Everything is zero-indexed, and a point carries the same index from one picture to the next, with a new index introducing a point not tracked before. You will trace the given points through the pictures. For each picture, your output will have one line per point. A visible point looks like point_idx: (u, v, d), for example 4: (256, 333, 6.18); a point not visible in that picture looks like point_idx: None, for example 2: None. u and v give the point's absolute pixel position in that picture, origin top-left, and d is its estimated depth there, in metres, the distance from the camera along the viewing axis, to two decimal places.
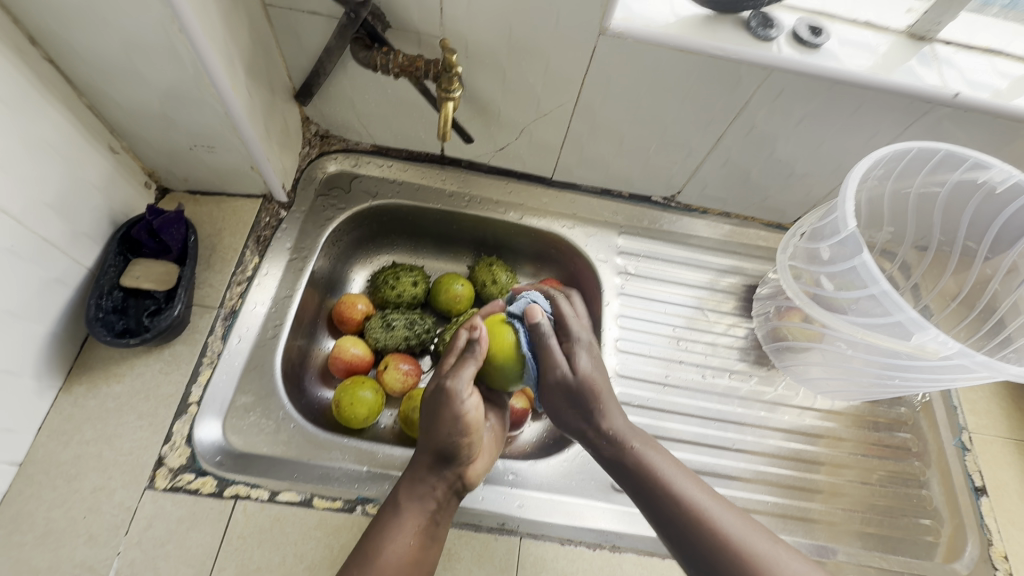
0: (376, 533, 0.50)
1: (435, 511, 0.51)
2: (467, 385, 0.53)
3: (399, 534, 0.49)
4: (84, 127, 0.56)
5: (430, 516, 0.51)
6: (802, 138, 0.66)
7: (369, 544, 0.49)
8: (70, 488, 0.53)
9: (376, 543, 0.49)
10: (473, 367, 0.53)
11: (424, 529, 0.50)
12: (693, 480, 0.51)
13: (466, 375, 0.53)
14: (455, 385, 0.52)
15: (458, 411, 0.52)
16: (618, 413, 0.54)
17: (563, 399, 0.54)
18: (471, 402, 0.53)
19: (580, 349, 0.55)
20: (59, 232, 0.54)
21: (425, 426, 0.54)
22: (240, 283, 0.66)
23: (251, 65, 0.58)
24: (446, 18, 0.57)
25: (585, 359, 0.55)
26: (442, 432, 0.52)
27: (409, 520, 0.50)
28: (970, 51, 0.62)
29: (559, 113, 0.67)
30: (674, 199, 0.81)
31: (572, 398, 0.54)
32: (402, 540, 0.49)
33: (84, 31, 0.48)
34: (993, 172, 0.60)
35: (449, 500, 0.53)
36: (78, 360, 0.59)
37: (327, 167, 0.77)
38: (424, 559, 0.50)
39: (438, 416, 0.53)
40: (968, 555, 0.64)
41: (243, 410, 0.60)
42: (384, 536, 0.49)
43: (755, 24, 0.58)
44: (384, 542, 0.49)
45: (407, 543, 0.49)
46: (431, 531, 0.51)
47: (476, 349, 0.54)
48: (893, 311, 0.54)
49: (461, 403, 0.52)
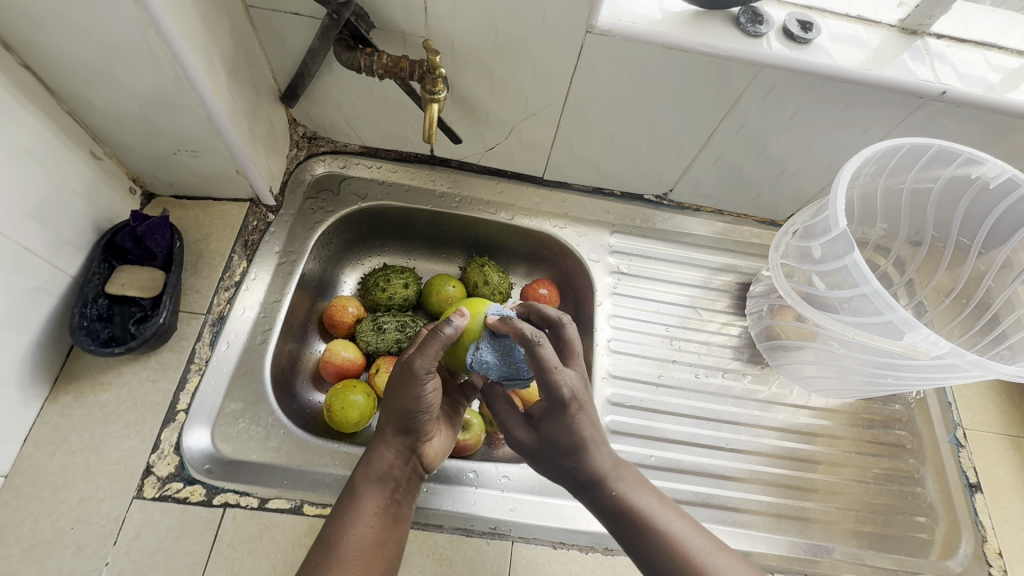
0: (333, 522, 0.48)
1: (394, 491, 0.50)
2: (429, 369, 0.48)
3: (359, 519, 0.48)
4: (64, 133, 0.55)
5: (390, 497, 0.50)
6: (793, 134, 0.65)
7: (328, 532, 0.47)
8: (57, 499, 0.53)
9: (334, 530, 0.47)
10: (435, 348, 0.48)
11: (385, 509, 0.49)
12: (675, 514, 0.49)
13: (433, 355, 0.48)
14: (419, 365, 0.47)
15: (421, 392, 0.48)
16: (601, 449, 0.49)
17: (545, 464, 0.50)
18: (433, 385, 0.49)
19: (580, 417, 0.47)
20: (41, 241, 0.53)
21: (386, 401, 0.51)
22: (227, 288, 0.66)
23: (233, 67, 0.57)
24: (430, 18, 0.56)
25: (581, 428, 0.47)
26: (400, 407, 0.49)
27: (368, 502, 0.49)
28: (964, 44, 0.61)
29: (548, 112, 0.66)
30: (666, 197, 0.80)
31: (550, 460, 0.49)
32: (362, 523, 0.47)
33: (59, 36, 0.47)
34: (985, 168, 0.59)
35: (410, 479, 0.52)
36: (65, 369, 0.59)
37: (314, 169, 0.76)
38: (388, 539, 0.48)
39: (400, 393, 0.49)
40: (963, 552, 0.64)
41: (232, 417, 0.60)
42: (342, 521, 0.48)
43: (745, 20, 0.57)
44: (343, 528, 0.47)
45: (369, 525, 0.48)
46: (394, 512, 0.50)
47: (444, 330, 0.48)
48: (885, 311, 0.53)
49: (424, 386, 0.48)
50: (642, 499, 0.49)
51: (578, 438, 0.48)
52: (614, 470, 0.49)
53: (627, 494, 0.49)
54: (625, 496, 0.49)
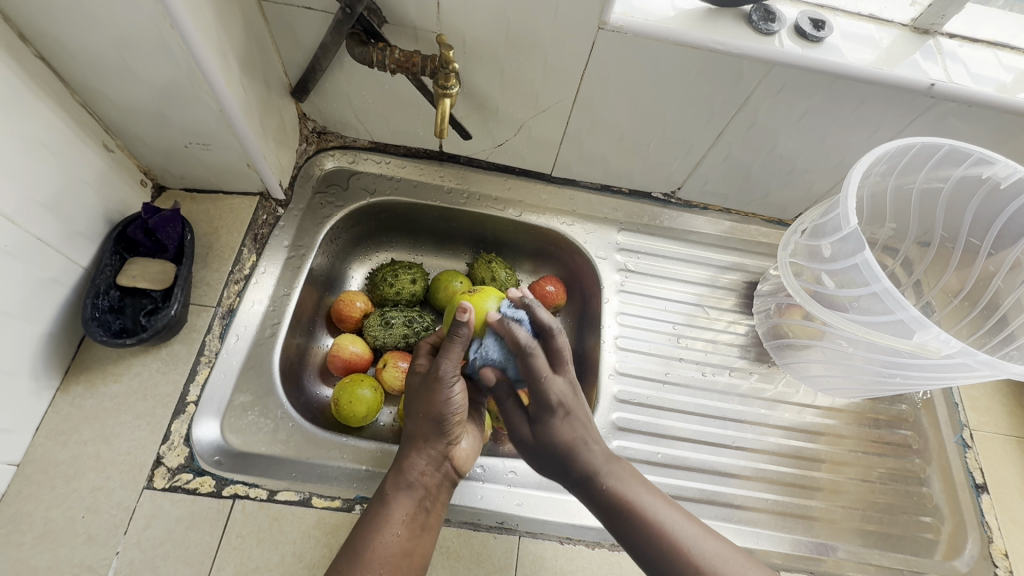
0: (363, 528, 0.48)
1: (424, 499, 0.51)
2: (455, 372, 0.51)
3: (387, 526, 0.48)
4: (77, 125, 0.55)
5: (419, 505, 0.50)
6: (803, 133, 0.65)
7: (357, 539, 0.48)
8: (69, 488, 0.53)
9: (363, 537, 0.48)
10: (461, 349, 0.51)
11: (413, 518, 0.49)
12: (672, 509, 0.51)
13: (457, 358, 0.51)
14: (446, 368, 0.51)
15: (448, 395, 0.51)
16: (594, 446, 0.53)
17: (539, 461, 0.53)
18: (459, 391, 0.52)
19: (560, 422, 0.51)
20: (54, 232, 0.54)
21: (415, 410, 0.53)
22: (237, 281, 0.66)
23: (245, 60, 0.57)
24: (443, 13, 0.57)
25: (562, 429, 0.52)
26: (431, 413, 0.51)
27: (397, 511, 0.49)
28: (975, 44, 0.61)
29: (557, 109, 0.67)
30: (674, 195, 0.80)
31: (546, 456, 0.52)
32: (390, 531, 0.48)
33: (76, 29, 0.47)
34: (997, 168, 0.59)
35: (439, 486, 0.52)
36: (76, 359, 0.59)
37: (324, 164, 0.76)
38: (416, 548, 0.49)
39: (427, 398, 0.52)
40: (968, 552, 0.64)
41: (241, 409, 0.60)
42: (371, 529, 0.48)
43: (757, 17, 0.57)
44: (371, 535, 0.48)
45: (397, 533, 0.48)
46: (422, 520, 0.50)
47: (462, 331, 0.51)
48: (894, 309, 0.53)
49: (452, 388, 0.51)
50: (631, 489, 0.52)
51: (569, 438, 0.52)
52: (605, 464, 0.52)
53: (617, 488, 0.51)
54: (616, 488, 0.51)
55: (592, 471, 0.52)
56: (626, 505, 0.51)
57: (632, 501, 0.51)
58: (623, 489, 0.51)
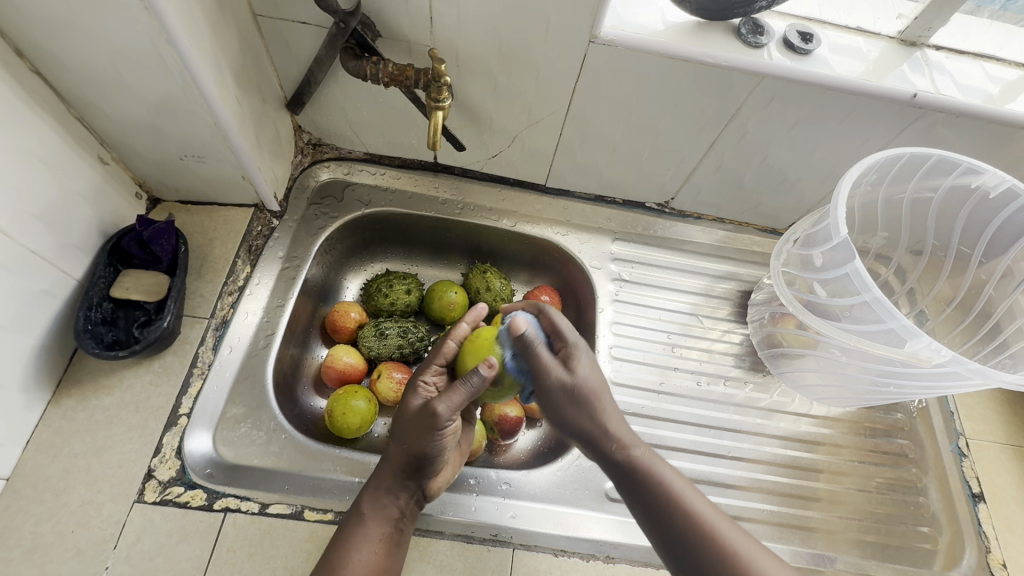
0: (340, 544, 0.49)
1: (399, 521, 0.51)
2: (452, 414, 0.48)
3: (364, 545, 0.48)
4: (73, 139, 0.56)
5: (394, 526, 0.50)
6: (795, 144, 0.66)
7: (333, 556, 0.48)
8: (58, 502, 0.53)
9: (339, 555, 0.48)
10: (463, 395, 0.48)
11: (389, 537, 0.50)
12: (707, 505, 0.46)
13: (457, 404, 0.48)
14: (443, 411, 0.48)
15: (435, 434, 0.49)
16: (620, 419, 0.49)
17: (557, 407, 0.49)
18: (451, 429, 0.50)
19: (580, 359, 0.49)
20: (48, 244, 0.54)
21: (400, 436, 0.51)
22: (231, 293, 0.66)
23: (241, 74, 0.58)
24: (436, 28, 0.57)
25: (584, 370, 0.49)
26: (418, 446, 0.49)
27: (373, 529, 0.49)
28: (962, 56, 0.62)
29: (550, 120, 0.67)
30: (668, 205, 0.81)
31: (566, 403, 0.48)
32: (366, 548, 0.48)
33: (73, 45, 0.48)
34: (986, 177, 0.60)
35: (412, 508, 0.52)
36: (68, 372, 0.59)
37: (319, 176, 0.77)
38: (389, 567, 0.49)
39: (417, 432, 0.49)
40: (967, 563, 0.63)
41: (234, 421, 0.60)
42: (347, 547, 0.48)
43: (746, 31, 0.58)
44: (349, 552, 0.48)
45: (373, 551, 0.48)
46: (397, 539, 0.50)
47: (473, 380, 0.48)
48: (885, 319, 0.53)
49: (441, 431, 0.49)
50: (662, 467, 0.48)
51: (596, 385, 0.49)
52: (633, 438, 0.49)
53: (647, 463, 0.47)
54: (647, 464, 0.47)
55: (617, 442, 0.48)
56: (656, 481, 0.47)
57: (662, 480, 0.47)
58: (655, 468, 0.47)
